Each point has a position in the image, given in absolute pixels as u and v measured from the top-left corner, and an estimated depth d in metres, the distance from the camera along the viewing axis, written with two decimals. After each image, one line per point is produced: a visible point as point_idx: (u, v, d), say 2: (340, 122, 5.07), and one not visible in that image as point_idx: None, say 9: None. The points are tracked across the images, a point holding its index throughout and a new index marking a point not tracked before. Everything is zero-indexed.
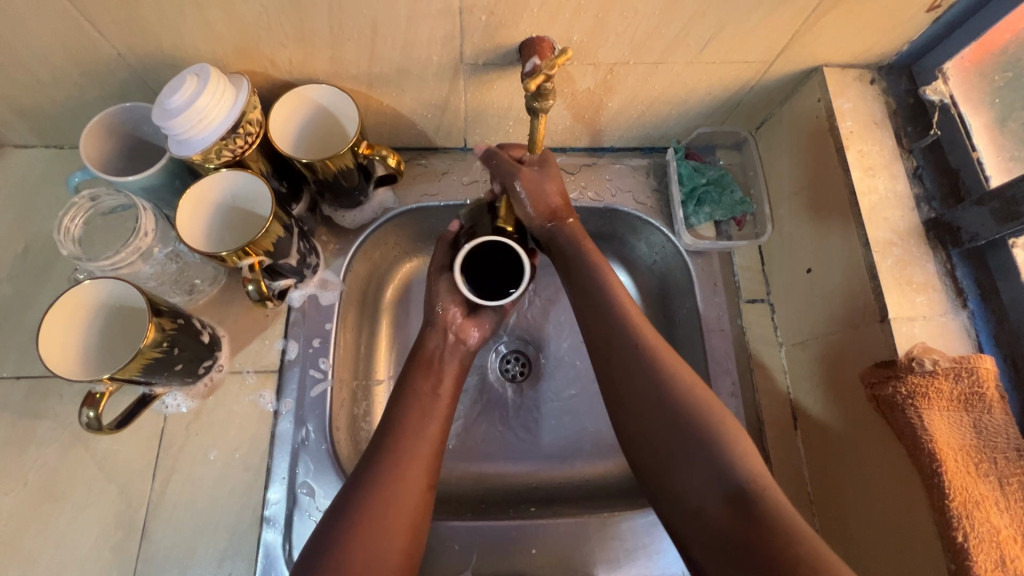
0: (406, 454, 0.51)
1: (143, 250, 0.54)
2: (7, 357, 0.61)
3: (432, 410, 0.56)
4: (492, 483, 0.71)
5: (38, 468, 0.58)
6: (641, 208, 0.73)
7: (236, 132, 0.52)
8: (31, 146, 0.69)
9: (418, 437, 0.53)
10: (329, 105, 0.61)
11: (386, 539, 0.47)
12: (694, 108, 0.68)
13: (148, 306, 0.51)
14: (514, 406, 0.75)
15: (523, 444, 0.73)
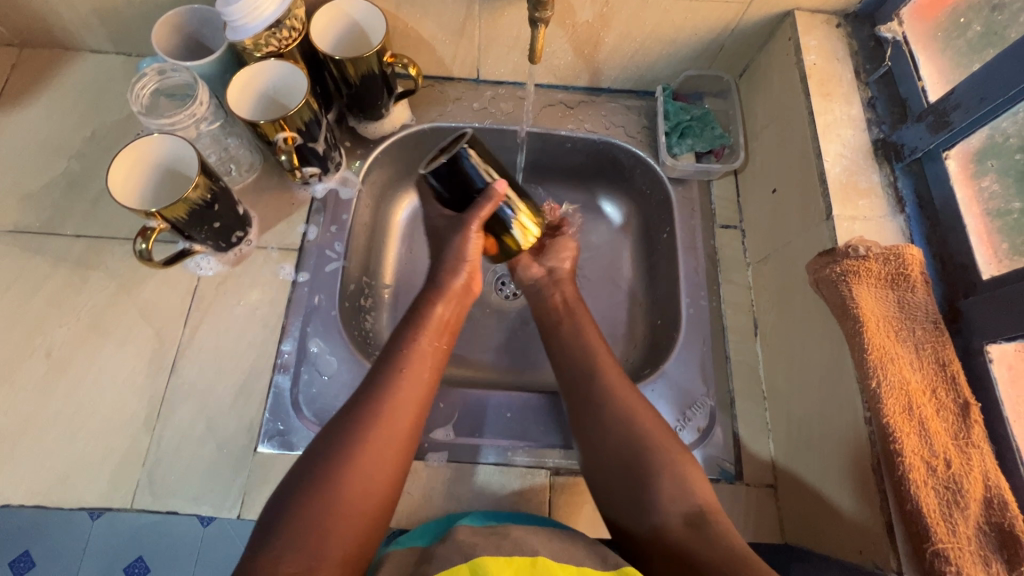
0: (385, 412, 0.53)
1: (198, 116, 0.63)
2: (72, 218, 0.72)
3: (420, 362, 0.58)
4: (480, 377, 0.78)
5: (90, 307, 0.67)
6: (630, 141, 0.82)
7: (281, 25, 0.62)
8: (105, 52, 0.80)
9: (403, 393, 0.55)
10: (361, 20, 0.70)
11: (360, 488, 0.49)
12: (682, 48, 0.76)
13: (199, 165, 0.60)
14: (506, 315, 0.82)
15: (510, 349, 0.80)
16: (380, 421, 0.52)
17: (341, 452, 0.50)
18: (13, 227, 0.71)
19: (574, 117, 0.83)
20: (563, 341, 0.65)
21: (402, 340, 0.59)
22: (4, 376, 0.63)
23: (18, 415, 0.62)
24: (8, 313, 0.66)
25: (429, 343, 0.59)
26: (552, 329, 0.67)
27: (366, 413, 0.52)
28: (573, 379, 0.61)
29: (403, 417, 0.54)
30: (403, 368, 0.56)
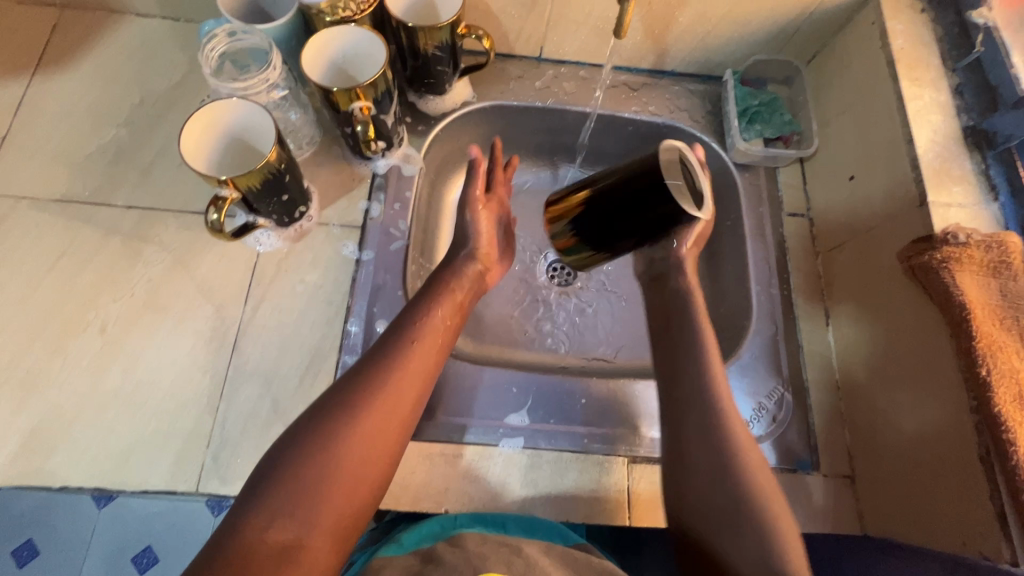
0: (391, 378, 0.51)
1: (271, 82, 0.60)
2: (123, 188, 0.68)
3: (430, 336, 0.56)
4: (537, 364, 0.76)
5: (145, 281, 0.64)
6: (695, 125, 0.80)
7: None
8: (153, 18, 0.77)
9: (413, 364, 0.53)
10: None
11: (357, 459, 0.47)
12: (755, 31, 0.75)
13: (274, 135, 0.57)
14: (563, 302, 0.80)
15: (567, 336, 0.79)
16: (384, 388, 0.51)
17: (346, 412, 0.48)
18: (61, 195, 0.67)
19: (638, 100, 0.82)
20: (685, 354, 0.60)
21: (413, 312, 0.57)
22: (59, 350, 0.60)
23: (73, 391, 0.59)
24: (58, 284, 0.63)
25: (441, 315, 0.58)
26: (671, 341, 0.61)
27: (372, 377, 0.51)
28: (675, 384, 0.58)
29: (409, 387, 0.52)
30: (411, 335, 0.55)
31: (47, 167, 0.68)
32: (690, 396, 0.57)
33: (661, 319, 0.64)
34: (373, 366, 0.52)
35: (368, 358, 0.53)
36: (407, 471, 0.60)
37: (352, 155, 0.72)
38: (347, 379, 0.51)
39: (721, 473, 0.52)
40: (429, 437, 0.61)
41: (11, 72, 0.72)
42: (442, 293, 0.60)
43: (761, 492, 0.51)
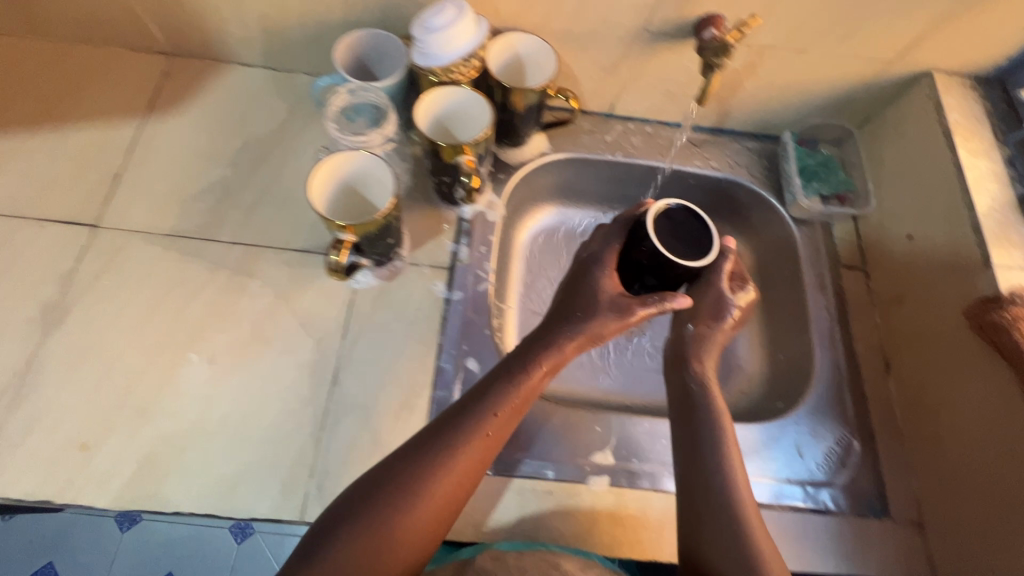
0: (454, 467, 0.52)
1: (386, 137, 0.66)
2: (228, 225, 0.73)
3: (499, 427, 0.55)
4: (601, 401, 0.79)
5: (250, 314, 0.68)
6: (753, 181, 0.86)
7: (466, 58, 0.65)
8: (254, 66, 0.83)
9: (478, 454, 0.54)
10: (526, 56, 0.73)
11: (400, 542, 0.49)
12: (815, 98, 0.81)
13: (391, 186, 0.62)
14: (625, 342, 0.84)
15: (629, 374, 0.82)
16: (443, 475, 0.52)
17: (404, 496, 0.50)
18: (170, 229, 0.72)
19: (700, 155, 0.87)
20: (700, 422, 0.61)
21: (486, 395, 0.56)
22: (170, 378, 0.63)
23: (184, 419, 0.62)
24: (168, 315, 0.67)
25: (513, 403, 0.56)
26: (688, 413, 0.62)
27: (436, 459, 0.52)
28: (691, 457, 0.59)
29: (467, 476, 0.53)
30: (482, 427, 0.54)
31: (158, 204, 0.73)
32: (702, 463, 0.58)
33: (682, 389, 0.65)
34: (432, 451, 0.53)
35: (435, 434, 0.54)
36: (501, 505, 0.62)
37: (438, 199, 0.77)
38: (412, 456, 0.52)
39: (731, 535, 0.53)
40: (520, 472, 0.64)
41: (124, 114, 0.78)
42: (522, 376, 0.58)
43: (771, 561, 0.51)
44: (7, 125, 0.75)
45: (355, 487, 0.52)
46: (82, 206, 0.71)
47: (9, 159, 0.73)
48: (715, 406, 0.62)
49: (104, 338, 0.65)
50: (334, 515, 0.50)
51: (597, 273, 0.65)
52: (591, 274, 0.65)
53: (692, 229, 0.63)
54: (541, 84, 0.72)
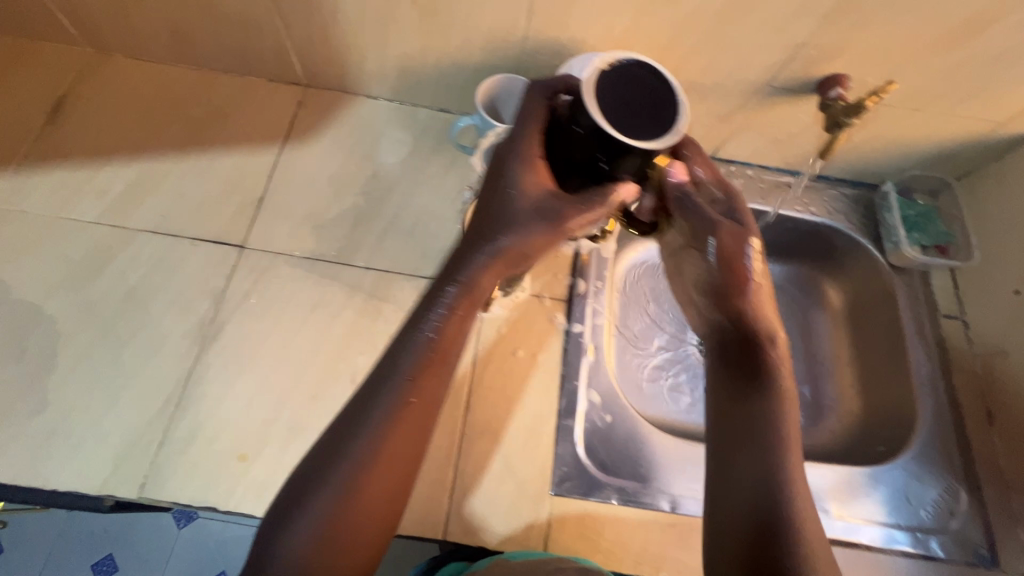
0: (388, 441, 0.47)
1: None
2: (362, 251, 0.77)
3: (425, 388, 0.49)
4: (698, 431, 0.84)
5: (386, 338, 0.72)
6: (851, 227, 0.89)
7: None
8: (381, 100, 0.88)
9: (408, 421, 0.48)
10: None
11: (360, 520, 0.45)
12: (920, 151, 0.84)
13: None
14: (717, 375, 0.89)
15: None
16: (371, 451, 0.46)
17: (337, 482, 0.45)
18: (310, 252, 0.76)
19: (800, 200, 0.91)
20: (758, 450, 0.55)
21: (406, 358, 0.50)
22: (317, 395, 0.68)
23: None
24: (312, 335, 0.71)
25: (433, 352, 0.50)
26: (733, 414, 0.59)
27: (363, 443, 0.46)
28: (739, 456, 0.56)
29: (409, 442, 0.48)
30: (404, 394, 0.48)
31: (298, 228, 0.77)
32: (756, 453, 0.55)
33: (738, 371, 0.62)
34: (359, 427, 0.47)
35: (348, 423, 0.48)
36: (627, 534, 0.65)
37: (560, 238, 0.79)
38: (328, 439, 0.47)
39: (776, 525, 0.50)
40: (643, 503, 0.67)
41: (265, 141, 0.83)
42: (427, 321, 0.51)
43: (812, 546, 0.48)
44: (161, 147, 0.80)
45: (291, 478, 0.47)
46: (230, 227, 0.76)
47: (163, 179, 0.78)
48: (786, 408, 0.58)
49: (255, 354, 0.69)
50: (273, 516, 0.45)
51: (514, 171, 0.54)
52: (508, 184, 0.54)
53: (630, 93, 0.44)
54: None
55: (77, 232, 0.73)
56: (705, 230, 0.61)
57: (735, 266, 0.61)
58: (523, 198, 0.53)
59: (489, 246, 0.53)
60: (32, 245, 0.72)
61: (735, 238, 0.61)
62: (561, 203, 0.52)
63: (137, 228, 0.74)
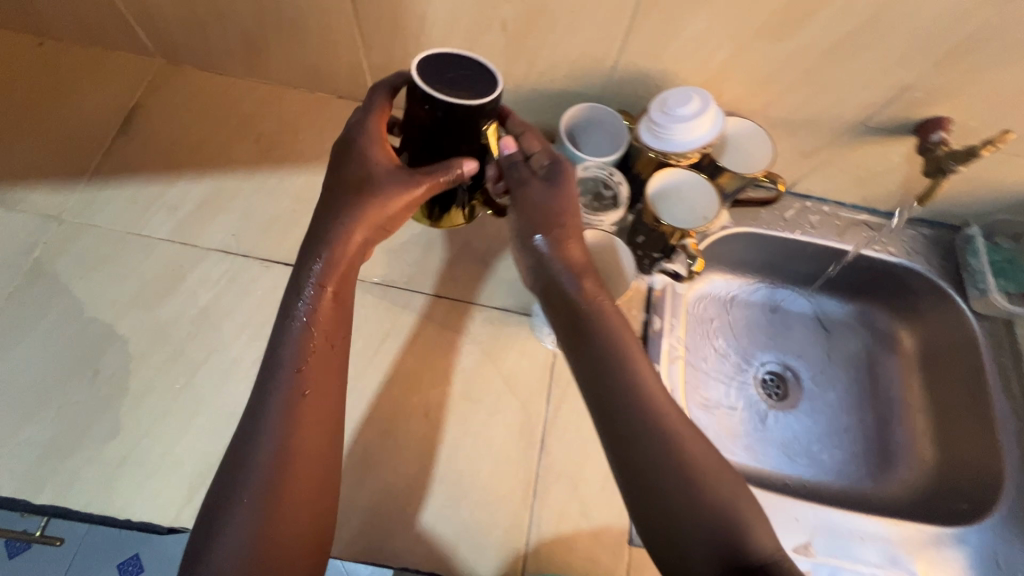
0: (292, 439, 0.53)
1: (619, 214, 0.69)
2: (433, 279, 0.75)
3: (317, 378, 0.56)
4: (758, 473, 0.84)
5: (459, 371, 0.70)
6: (930, 270, 0.86)
7: (696, 150, 0.66)
8: None
9: (306, 415, 0.55)
10: (741, 141, 0.73)
11: (285, 508, 0.51)
12: (1009, 195, 0.81)
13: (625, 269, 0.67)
14: (779, 414, 0.89)
15: (783, 445, 0.87)
16: (283, 445, 0.53)
17: (254, 491, 0.51)
18: (381, 278, 0.74)
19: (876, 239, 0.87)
20: (590, 346, 0.57)
21: (288, 347, 0.56)
22: (389, 430, 0.66)
23: (405, 474, 0.64)
24: (383, 366, 0.69)
25: (317, 339, 0.57)
26: (578, 346, 0.58)
27: (270, 432, 0.53)
28: (604, 397, 0.55)
29: (317, 435, 0.55)
30: (297, 386, 0.55)
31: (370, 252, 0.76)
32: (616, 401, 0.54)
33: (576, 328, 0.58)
34: (264, 423, 0.54)
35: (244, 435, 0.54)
36: None
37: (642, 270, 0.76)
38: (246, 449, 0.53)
39: (681, 492, 0.50)
40: None
41: None
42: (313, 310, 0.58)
43: (716, 500, 0.50)
44: (230, 162, 0.79)
45: (211, 493, 0.53)
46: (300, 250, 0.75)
47: (233, 197, 0.76)
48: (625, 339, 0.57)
49: None
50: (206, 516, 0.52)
51: (367, 144, 0.61)
52: (354, 152, 0.60)
53: (460, 70, 0.54)
54: (756, 171, 0.71)
55: (149, 249, 0.72)
56: (546, 219, 0.60)
57: (562, 223, 0.61)
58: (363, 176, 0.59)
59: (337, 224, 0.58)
60: (105, 261, 0.71)
61: (545, 196, 0.60)
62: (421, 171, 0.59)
63: (207, 247, 0.73)
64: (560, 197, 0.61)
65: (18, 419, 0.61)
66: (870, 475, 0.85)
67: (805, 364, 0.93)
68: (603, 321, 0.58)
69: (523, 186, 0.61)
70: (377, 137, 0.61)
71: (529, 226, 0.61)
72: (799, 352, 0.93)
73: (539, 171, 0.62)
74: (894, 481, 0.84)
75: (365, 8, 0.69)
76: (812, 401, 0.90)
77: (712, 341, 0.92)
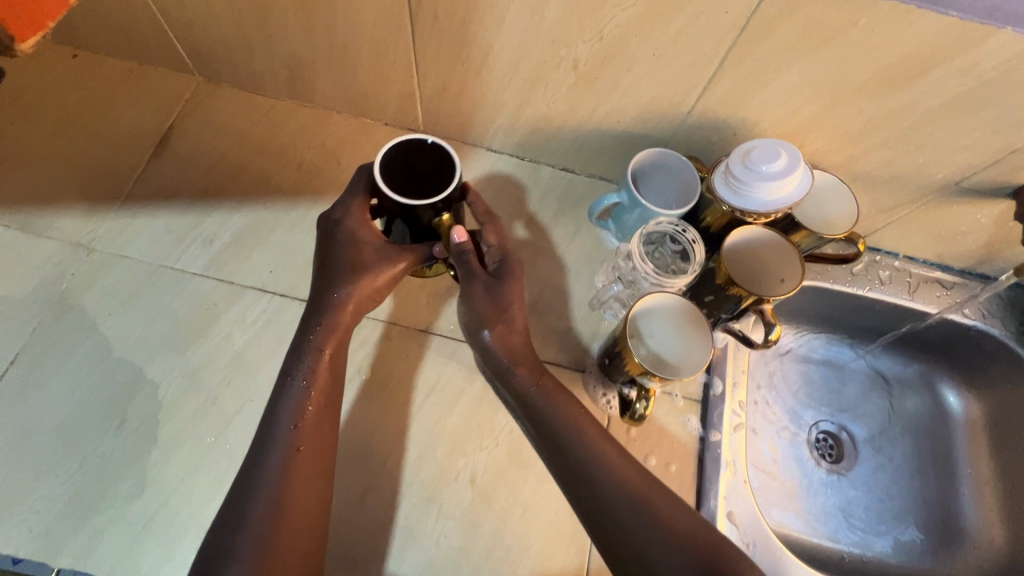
0: (292, 493, 0.50)
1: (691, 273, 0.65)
2: None
3: (311, 435, 0.53)
4: (815, 547, 0.78)
5: (508, 433, 0.65)
6: (1007, 335, 0.79)
7: (776, 211, 0.62)
8: (502, 153, 0.81)
9: (306, 465, 0.52)
10: (826, 199, 0.69)
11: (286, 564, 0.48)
12: None
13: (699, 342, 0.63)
14: (833, 480, 0.83)
15: (839, 515, 0.81)
16: (280, 498, 0.49)
17: (250, 547, 0.47)
18: (427, 325, 0.70)
19: (949, 299, 0.82)
20: (555, 426, 0.57)
21: (287, 404, 0.54)
22: (433, 496, 0.62)
23: (450, 545, 0.60)
24: (428, 424, 0.65)
25: (316, 394, 0.55)
26: (541, 427, 0.58)
27: (268, 483, 0.50)
28: (572, 475, 0.55)
29: (313, 498, 0.51)
30: (295, 438, 0.52)
31: (416, 295, 0.71)
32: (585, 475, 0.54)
33: (537, 415, 0.58)
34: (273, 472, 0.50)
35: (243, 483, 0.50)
36: None
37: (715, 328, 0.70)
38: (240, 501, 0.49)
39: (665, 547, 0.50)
40: None
41: None
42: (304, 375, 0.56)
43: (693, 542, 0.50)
44: (270, 191, 0.74)
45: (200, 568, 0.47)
46: None
47: (272, 230, 0.72)
48: (579, 417, 0.58)
49: (367, 441, 0.63)
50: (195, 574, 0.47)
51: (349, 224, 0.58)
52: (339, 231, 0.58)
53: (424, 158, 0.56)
54: (840, 232, 0.67)
55: (182, 285, 0.67)
56: (488, 317, 0.59)
57: (506, 317, 0.59)
58: (353, 252, 0.58)
59: (335, 296, 0.57)
60: (135, 297, 0.66)
61: (487, 292, 0.59)
62: (406, 247, 0.59)
63: (243, 285, 0.68)
64: (500, 295, 0.59)
65: (40, 469, 0.58)
66: (930, 552, 0.79)
67: (861, 426, 0.87)
68: (560, 403, 0.58)
69: (468, 282, 0.59)
70: (360, 220, 0.58)
71: (475, 323, 0.60)
72: (855, 412, 0.88)
73: (489, 265, 0.61)
74: (957, 559, 0.78)
75: (425, 38, 0.64)
76: (868, 467, 0.84)
77: (766, 396, 0.86)
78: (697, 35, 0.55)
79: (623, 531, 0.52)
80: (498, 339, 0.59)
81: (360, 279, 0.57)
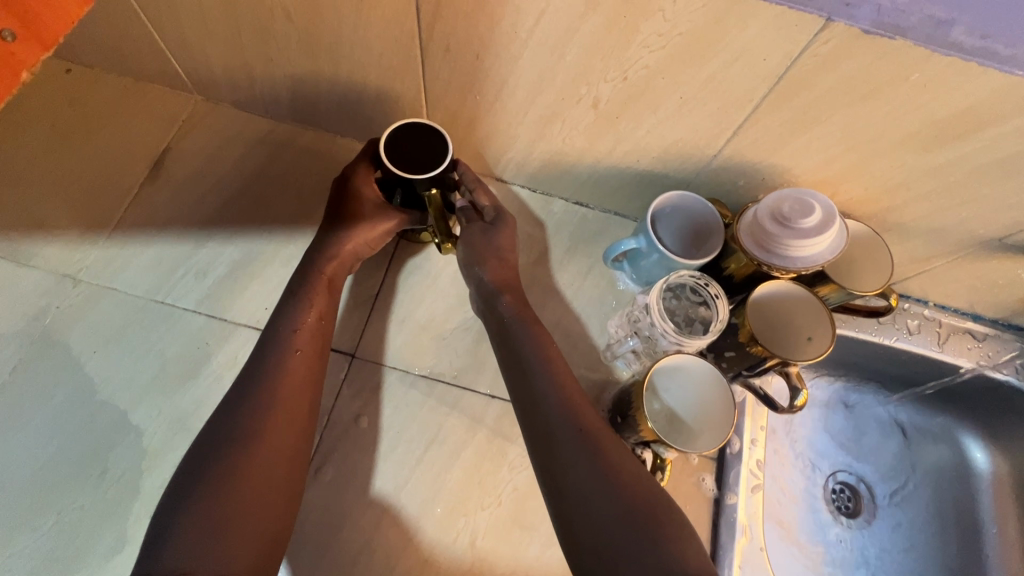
0: (268, 429, 0.49)
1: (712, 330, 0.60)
2: (487, 375, 0.66)
3: (296, 366, 0.53)
4: None
5: (511, 491, 0.62)
6: None
7: (805, 269, 0.57)
8: (514, 185, 0.77)
9: (284, 403, 0.51)
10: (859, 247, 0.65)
11: (256, 485, 0.46)
12: None
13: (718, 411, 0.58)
14: (849, 536, 0.79)
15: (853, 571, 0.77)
16: (257, 427, 0.49)
17: (221, 463, 0.46)
18: (429, 370, 0.66)
19: (980, 351, 0.78)
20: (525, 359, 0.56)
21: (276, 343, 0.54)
22: (429, 558, 0.58)
23: None
24: (427, 479, 0.61)
25: (312, 319, 0.57)
26: (513, 360, 0.57)
27: (247, 414, 0.49)
28: (531, 405, 0.53)
29: (282, 444, 0.49)
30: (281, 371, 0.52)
31: (418, 338, 0.67)
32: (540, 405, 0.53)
33: (513, 351, 0.58)
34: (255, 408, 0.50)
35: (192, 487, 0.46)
36: None
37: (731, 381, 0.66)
38: (190, 495, 0.45)
39: (601, 483, 0.46)
40: None
41: None
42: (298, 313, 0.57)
43: (635, 484, 0.46)
44: (268, 220, 0.70)
45: None
46: (341, 332, 0.66)
47: (269, 263, 0.68)
48: (549, 354, 0.57)
49: (362, 495, 0.60)
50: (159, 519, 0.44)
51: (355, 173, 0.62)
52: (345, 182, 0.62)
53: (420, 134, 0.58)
54: (873, 287, 0.63)
55: (171, 320, 0.64)
56: (483, 254, 0.63)
57: (503, 256, 0.63)
58: (351, 200, 0.61)
59: (334, 236, 0.61)
60: (122, 333, 0.63)
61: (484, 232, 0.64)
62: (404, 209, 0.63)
63: (236, 322, 0.65)
64: (494, 238, 0.64)
65: (14, 521, 0.55)
66: None
67: (880, 478, 0.82)
68: (535, 342, 0.58)
69: (468, 227, 0.65)
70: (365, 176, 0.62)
71: (470, 260, 0.63)
72: (875, 464, 0.83)
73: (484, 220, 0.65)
74: None
75: (437, 70, 0.60)
76: (887, 522, 0.80)
77: (783, 444, 0.82)
78: (731, 80, 0.51)
79: (559, 462, 0.49)
80: (492, 271, 0.62)
81: (357, 225, 0.61)
